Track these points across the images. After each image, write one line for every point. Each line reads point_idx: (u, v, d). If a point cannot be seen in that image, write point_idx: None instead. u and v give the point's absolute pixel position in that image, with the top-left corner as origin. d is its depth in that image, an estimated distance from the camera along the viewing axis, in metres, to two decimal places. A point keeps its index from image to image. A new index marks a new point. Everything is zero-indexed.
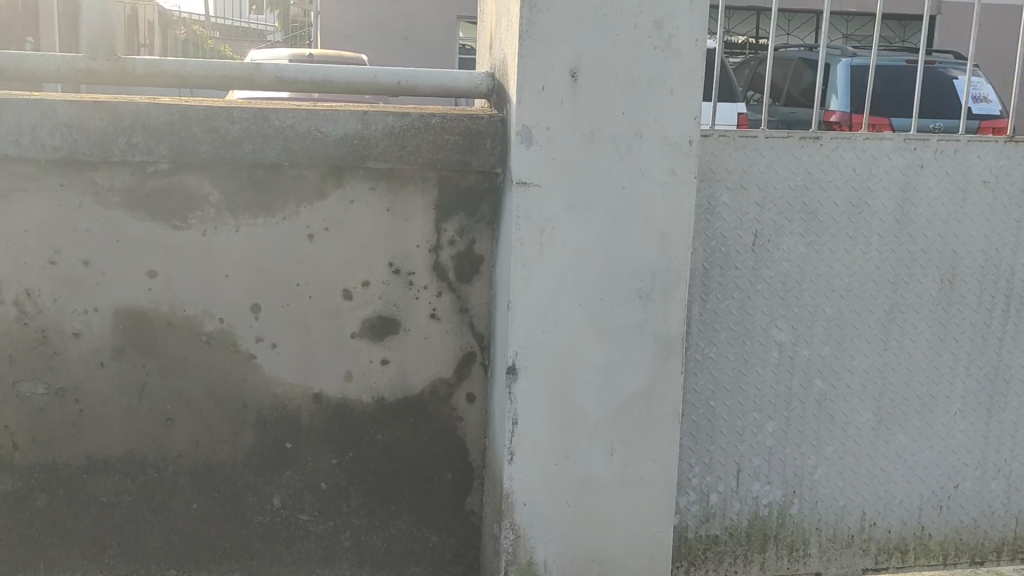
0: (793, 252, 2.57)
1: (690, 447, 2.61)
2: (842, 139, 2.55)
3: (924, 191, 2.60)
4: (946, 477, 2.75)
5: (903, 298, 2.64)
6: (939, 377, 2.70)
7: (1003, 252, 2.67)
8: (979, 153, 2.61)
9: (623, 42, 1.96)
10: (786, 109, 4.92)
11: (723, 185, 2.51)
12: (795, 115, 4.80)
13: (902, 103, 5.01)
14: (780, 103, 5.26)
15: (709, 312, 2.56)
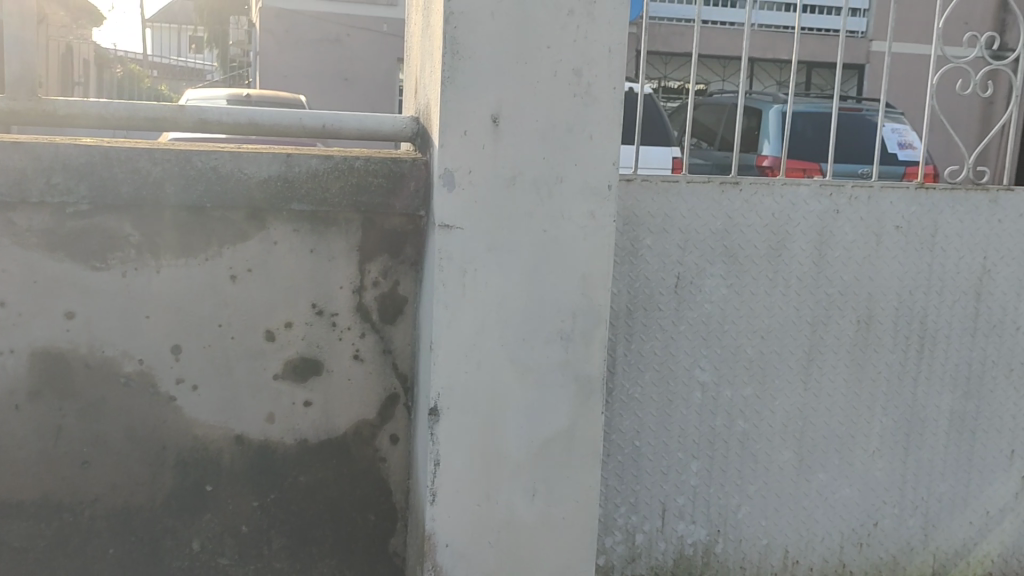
0: (714, 293, 2.63)
1: (615, 487, 2.63)
2: (760, 185, 2.62)
3: (840, 236, 2.68)
4: (865, 514, 2.81)
5: (822, 339, 2.71)
6: (857, 417, 2.77)
7: (916, 295, 2.76)
8: (892, 199, 2.70)
9: (543, 89, 2.01)
10: (719, 154, 5.03)
11: (647, 228, 2.57)
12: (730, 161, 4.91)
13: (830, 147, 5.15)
14: (712, 147, 5.35)
15: (633, 353, 2.60)
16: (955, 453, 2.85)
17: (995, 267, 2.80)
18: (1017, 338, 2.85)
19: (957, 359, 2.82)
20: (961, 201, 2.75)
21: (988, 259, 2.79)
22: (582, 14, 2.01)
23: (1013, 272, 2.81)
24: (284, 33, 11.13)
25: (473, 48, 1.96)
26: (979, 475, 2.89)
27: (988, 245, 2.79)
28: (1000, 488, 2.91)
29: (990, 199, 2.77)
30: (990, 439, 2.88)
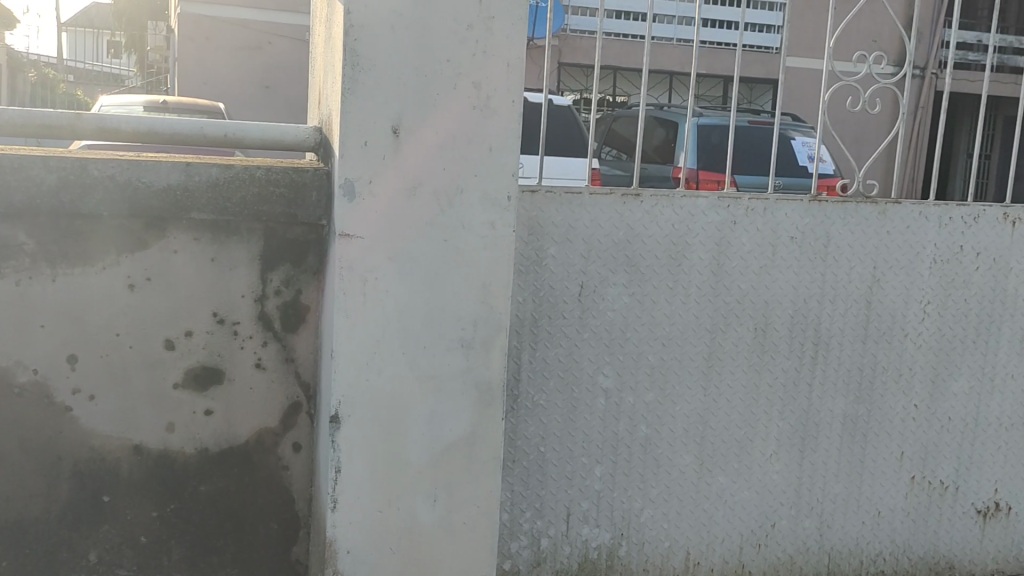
0: (617, 302, 2.69)
1: (521, 493, 2.67)
2: (660, 197, 2.70)
3: (737, 246, 2.77)
4: (763, 516, 2.91)
5: (721, 346, 2.80)
6: (755, 421, 2.86)
7: (810, 303, 2.86)
8: (786, 211, 2.80)
9: (443, 102, 2.05)
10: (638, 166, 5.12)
11: (551, 238, 2.62)
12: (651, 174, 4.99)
13: None
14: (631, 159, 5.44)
15: (538, 360, 2.65)
16: (848, 455, 2.97)
17: (884, 276, 2.92)
18: (906, 345, 2.97)
19: (849, 364, 2.93)
20: (851, 213, 2.86)
21: (878, 269, 2.91)
22: (481, 29, 2.05)
23: (901, 281, 2.94)
24: (203, 40, 10.97)
25: (373, 61, 1.99)
26: (871, 477, 3.00)
27: (878, 256, 2.90)
28: (891, 489, 3.03)
29: (879, 211, 2.89)
30: (882, 441, 3.00)
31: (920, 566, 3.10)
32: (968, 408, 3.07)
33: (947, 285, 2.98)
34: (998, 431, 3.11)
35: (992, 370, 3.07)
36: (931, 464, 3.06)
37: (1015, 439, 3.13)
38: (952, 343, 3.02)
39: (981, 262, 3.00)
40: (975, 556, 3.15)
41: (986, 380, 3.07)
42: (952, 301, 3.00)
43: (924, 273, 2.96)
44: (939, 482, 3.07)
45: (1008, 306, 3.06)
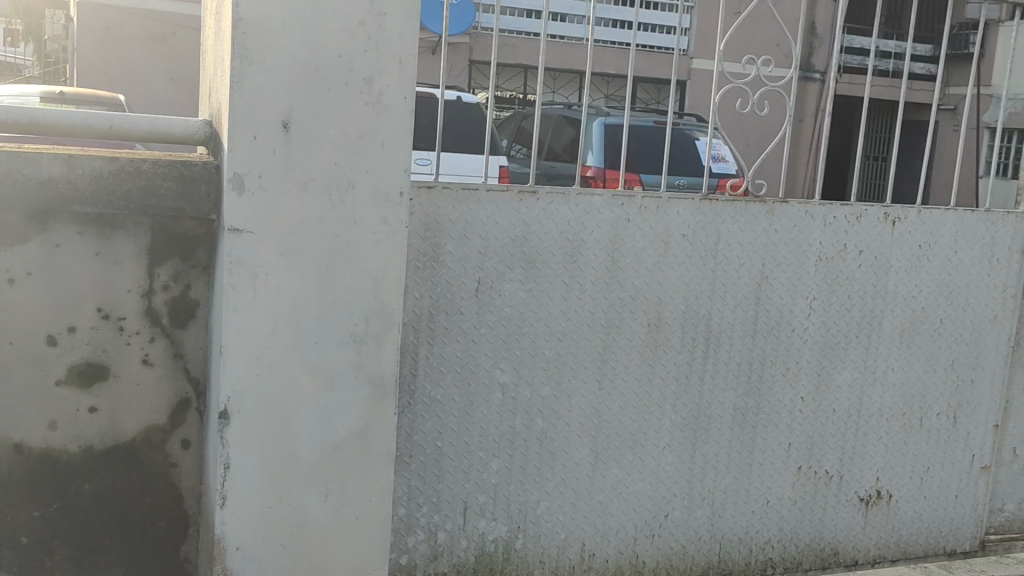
0: (514, 297, 2.72)
1: (418, 487, 2.68)
2: (556, 194, 2.73)
3: (631, 243, 2.84)
4: (656, 506, 2.99)
5: (615, 341, 2.85)
6: (649, 414, 2.93)
7: (701, 299, 2.94)
8: (678, 209, 2.87)
9: (334, 96, 2.05)
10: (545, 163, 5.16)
11: (447, 234, 2.63)
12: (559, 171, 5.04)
13: None
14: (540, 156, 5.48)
15: (435, 356, 2.66)
16: (737, 446, 3.07)
17: (772, 273, 3.02)
18: (793, 339, 3.08)
19: (739, 358, 3.02)
20: (741, 211, 2.95)
21: (766, 267, 3.01)
22: (372, 25, 2.06)
23: (788, 278, 3.04)
24: (103, 29, 10.65)
25: (262, 55, 1.98)
26: (760, 467, 3.11)
27: (766, 253, 3.00)
28: (779, 478, 3.14)
29: (768, 210, 2.99)
30: (770, 433, 3.10)
31: (807, 552, 3.22)
32: (850, 400, 3.20)
33: (832, 282, 3.10)
34: (878, 421, 3.25)
35: (873, 364, 3.21)
36: (816, 454, 3.18)
37: (894, 429, 3.28)
38: (836, 337, 3.14)
39: (863, 259, 3.13)
40: (858, 543, 3.29)
41: (868, 373, 3.21)
42: (836, 296, 3.12)
43: (810, 270, 3.07)
44: (824, 471, 3.20)
45: (888, 301, 3.19)
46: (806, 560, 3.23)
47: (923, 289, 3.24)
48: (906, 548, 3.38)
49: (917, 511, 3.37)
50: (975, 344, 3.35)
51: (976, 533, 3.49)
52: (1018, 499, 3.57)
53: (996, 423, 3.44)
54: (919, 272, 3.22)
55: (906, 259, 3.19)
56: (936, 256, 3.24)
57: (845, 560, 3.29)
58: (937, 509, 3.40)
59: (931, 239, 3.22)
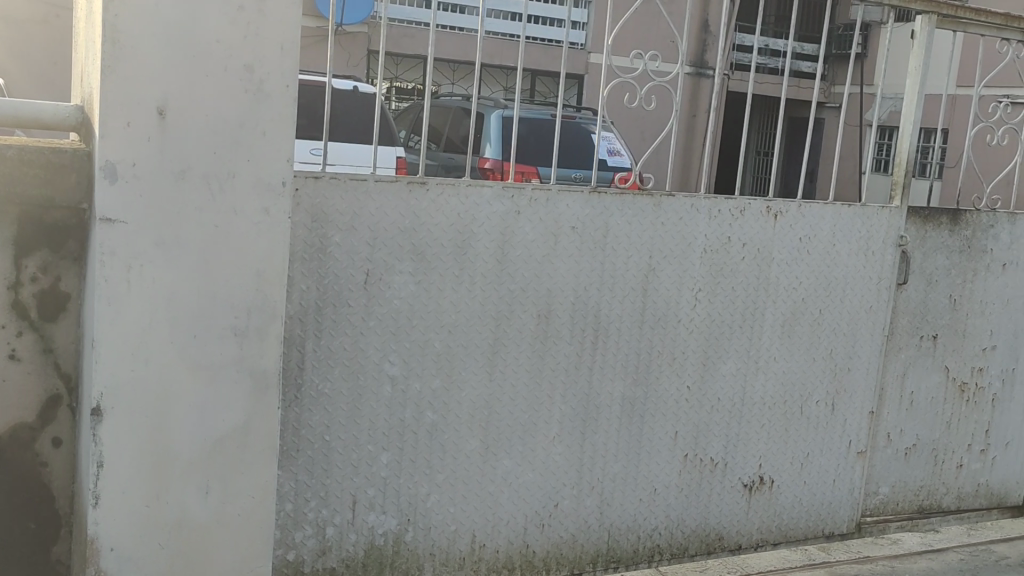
0: (403, 289, 2.69)
1: (305, 482, 2.64)
2: (446, 186, 2.70)
3: (521, 236, 2.83)
4: (546, 496, 3.01)
5: (505, 332, 2.86)
6: (538, 405, 2.95)
7: (590, 291, 2.97)
8: (568, 201, 2.89)
9: (212, 84, 2.00)
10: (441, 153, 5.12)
11: (335, 225, 2.57)
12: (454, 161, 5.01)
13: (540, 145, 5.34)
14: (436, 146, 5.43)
15: (322, 349, 2.61)
16: (625, 436, 3.12)
17: (659, 265, 3.07)
18: (679, 330, 3.14)
19: (626, 350, 3.07)
20: (629, 205, 2.99)
21: (653, 259, 3.06)
22: (253, 11, 2.02)
23: (674, 270, 3.10)
24: None
25: (136, 38, 1.91)
26: (647, 455, 3.16)
27: (653, 246, 3.05)
28: (665, 466, 3.21)
29: (655, 203, 3.03)
30: (658, 422, 3.16)
31: (692, 538, 3.32)
32: (734, 389, 3.28)
33: (716, 274, 3.17)
34: (761, 409, 3.35)
35: (756, 354, 3.30)
36: (702, 442, 3.26)
37: (776, 417, 3.39)
38: (721, 328, 3.22)
39: (746, 252, 3.21)
40: (741, 527, 3.40)
41: (751, 362, 3.30)
42: (721, 288, 3.19)
43: (695, 262, 3.13)
44: (709, 459, 3.28)
45: (770, 293, 3.29)
46: (691, 546, 3.32)
47: (803, 280, 3.34)
48: (787, 532, 3.50)
49: (797, 496, 3.49)
50: (852, 334, 3.48)
51: (852, 515, 3.64)
52: (892, 482, 3.72)
53: (872, 410, 3.58)
54: (800, 264, 3.32)
55: (788, 251, 3.29)
56: (816, 248, 3.35)
57: (729, 545, 3.40)
58: (816, 493, 3.53)
59: (811, 232, 3.33)
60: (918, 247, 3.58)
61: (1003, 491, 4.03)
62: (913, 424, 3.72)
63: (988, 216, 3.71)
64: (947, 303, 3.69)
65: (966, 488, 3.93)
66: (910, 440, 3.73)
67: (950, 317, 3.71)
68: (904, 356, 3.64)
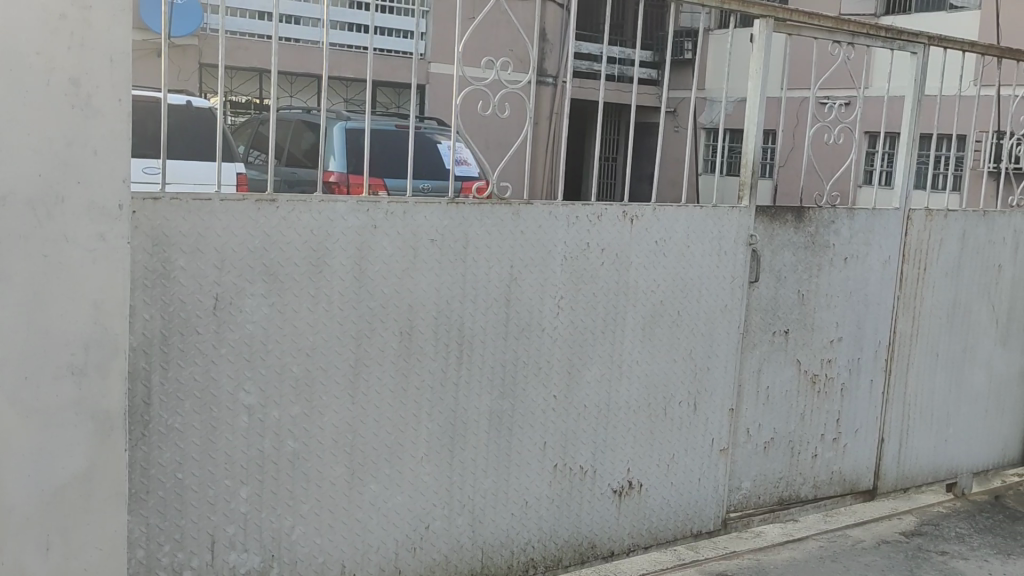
0: (256, 313, 2.54)
1: (158, 526, 2.46)
2: (297, 202, 2.56)
3: (378, 250, 2.72)
4: (417, 518, 2.92)
5: (367, 352, 2.74)
6: (404, 424, 2.85)
7: (452, 304, 2.89)
8: (425, 213, 2.80)
9: (35, 99, 1.91)
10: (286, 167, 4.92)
11: (178, 248, 2.40)
12: (299, 175, 4.82)
13: None
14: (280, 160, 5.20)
15: (171, 381, 2.43)
16: (494, 449, 3.05)
17: (521, 275, 3.03)
18: (543, 339, 3.11)
19: (491, 362, 3.00)
20: (487, 214, 2.93)
21: (514, 269, 3.01)
22: (76, 19, 1.94)
23: (535, 279, 3.06)
24: None
25: None
26: (517, 469, 3.11)
27: (513, 256, 3.00)
28: (536, 478, 3.16)
29: (513, 211, 2.99)
30: (525, 435, 3.11)
31: (565, 549, 3.28)
32: (600, 395, 3.27)
33: (577, 281, 3.16)
34: (627, 414, 3.36)
35: (618, 359, 3.30)
36: (570, 451, 3.23)
37: (642, 421, 3.40)
38: (584, 334, 3.20)
39: (605, 257, 3.21)
40: (613, 534, 3.39)
41: (615, 367, 3.30)
42: (582, 293, 3.17)
43: (556, 270, 3.10)
44: (579, 467, 3.26)
45: (629, 297, 3.29)
46: (565, 556, 3.29)
47: (661, 283, 3.37)
48: (656, 534, 3.53)
49: (665, 497, 3.52)
50: (710, 333, 3.53)
51: (718, 512, 3.70)
52: (753, 476, 3.80)
53: (731, 407, 3.66)
54: (656, 267, 3.34)
55: (645, 255, 3.31)
56: (671, 250, 3.38)
57: (602, 552, 3.38)
58: (683, 493, 3.57)
59: (666, 235, 3.36)
60: (766, 245, 3.67)
61: (855, 476, 4.19)
62: (769, 418, 3.81)
63: (829, 212, 3.85)
64: (796, 299, 3.81)
65: (821, 476, 4.05)
66: (768, 433, 3.82)
67: (799, 312, 3.83)
68: (758, 352, 3.73)
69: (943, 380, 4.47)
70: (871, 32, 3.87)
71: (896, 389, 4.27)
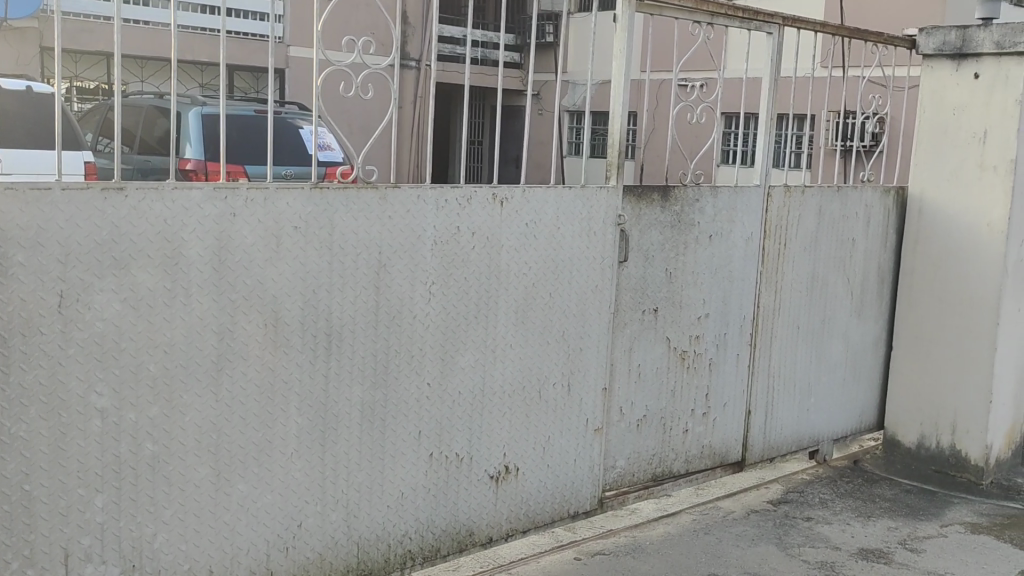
0: (106, 310, 2.37)
1: (4, 541, 2.28)
2: (148, 190, 2.41)
3: (238, 239, 2.59)
4: (288, 518, 2.81)
5: (229, 347, 2.61)
6: (272, 421, 2.73)
7: (319, 293, 2.79)
8: (288, 200, 2.68)
9: None
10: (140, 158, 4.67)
11: (16, 242, 2.22)
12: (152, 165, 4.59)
13: (253, 152, 4.96)
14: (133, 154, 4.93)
15: (12, 386, 2.25)
16: (367, 442, 2.97)
17: (389, 261, 2.94)
18: (415, 326, 3.04)
19: (362, 352, 2.92)
20: (353, 199, 2.82)
21: (383, 255, 2.92)
22: None
23: (405, 265, 2.98)
24: None
25: None
26: (392, 460, 3.04)
27: (382, 242, 2.91)
28: (411, 468, 3.10)
29: (380, 196, 2.89)
30: (398, 426, 3.04)
31: (443, 538, 3.23)
32: (474, 381, 3.23)
33: (448, 265, 3.09)
34: (502, 398, 3.32)
35: (492, 343, 3.26)
36: (446, 439, 3.18)
37: (517, 405, 3.37)
38: (456, 320, 3.15)
39: (476, 241, 3.16)
40: (491, 520, 3.36)
41: (489, 352, 3.26)
42: (453, 279, 3.12)
43: (426, 255, 3.03)
44: (454, 455, 3.21)
45: (502, 281, 3.26)
46: (443, 546, 3.24)
47: (533, 266, 3.34)
48: (534, 517, 3.52)
49: (542, 480, 3.51)
50: (581, 315, 3.54)
51: (594, 492, 3.71)
52: (627, 455, 3.84)
53: (604, 387, 3.67)
54: (528, 250, 3.32)
55: (516, 237, 3.27)
56: (542, 232, 3.36)
57: (480, 539, 3.34)
58: (559, 475, 3.57)
59: (536, 218, 3.33)
60: (634, 225, 3.70)
61: (724, 449, 4.28)
62: (641, 396, 3.85)
63: (693, 191, 3.90)
64: (663, 277, 3.85)
65: (692, 451, 4.12)
66: (640, 411, 3.86)
67: (667, 290, 3.88)
68: (629, 331, 3.75)
69: (804, 352, 4.62)
70: (729, 13, 3.93)
71: (761, 362, 4.38)
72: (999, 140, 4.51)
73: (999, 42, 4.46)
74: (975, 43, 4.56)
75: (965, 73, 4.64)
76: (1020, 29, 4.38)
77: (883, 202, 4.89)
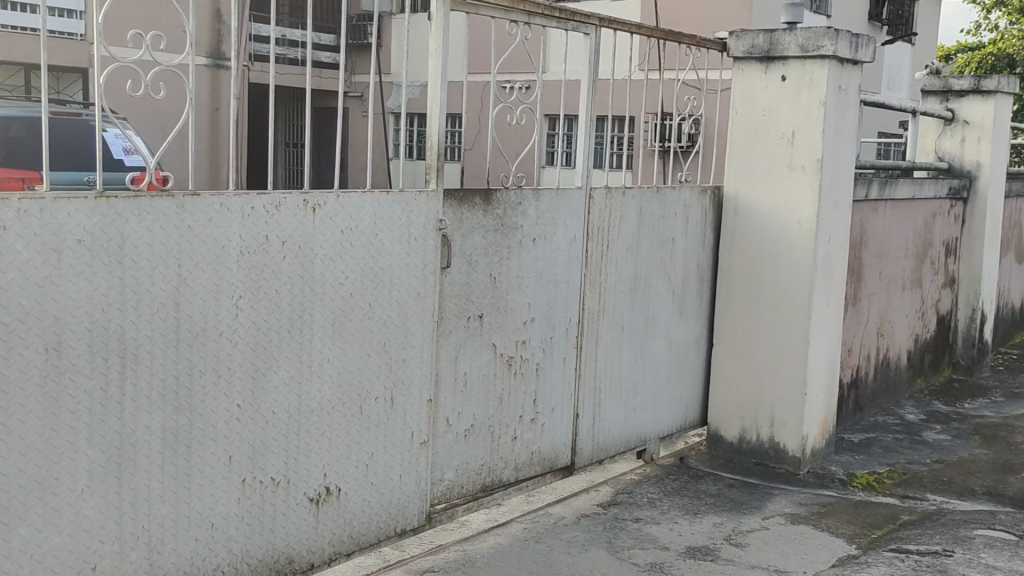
0: None
1: None
2: None
3: (10, 256, 2.31)
4: (82, 561, 2.54)
5: (3, 376, 2.32)
6: (59, 456, 2.46)
7: (110, 312, 2.53)
8: (70, 209, 2.41)
9: None
10: None
11: None
12: None
13: None
14: None
15: None
16: (170, 472, 2.73)
17: (190, 275, 2.71)
18: (222, 344, 2.82)
19: (162, 375, 2.67)
20: (146, 209, 2.58)
21: (183, 270, 2.69)
22: None
23: (209, 279, 2.76)
24: None
25: None
26: (199, 490, 2.81)
27: (181, 255, 2.68)
28: (221, 498, 2.87)
29: (177, 205, 2.65)
30: (206, 453, 2.81)
31: (260, 569, 3.02)
32: (290, 399, 3.03)
33: (256, 278, 2.89)
34: (322, 415, 3.14)
35: (308, 359, 3.07)
36: (260, 463, 2.97)
37: (337, 422, 3.20)
38: (268, 336, 2.95)
39: (287, 251, 2.97)
40: (312, 545, 3.17)
41: (305, 368, 3.07)
42: (262, 292, 2.91)
43: (232, 269, 2.82)
44: (270, 479, 3.00)
45: (316, 292, 3.08)
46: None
47: (350, 276, 3.18)
48: (358, 539, 3.35)
49: (365, 499, 3.35)
50: (403, 325, 3.39)
51: (421, 508, 3.59)
52: (455, 466, 3.73)
53: (429, 399, 3.55)
54: (344, 258, 3.15)
55: (330, 247, 3.10)
56: (358, 240, 3.19)
57: (301, 566, 3.15)
58: (385, 492, 3.42)
59: (352, 224, 3.17)
60: (455, 230, 3.58)
61: (553, 454, 4.23)
62: (469, 406, 3.75)
63: (515, 194, 3.83)
64: (487, 282, 3.76)
65: (522, 458, 4.05)
66: (468, 422, 3.75)
67: (491, 296, 3.79)
68: (454, 339, 3.65)
69: (628, 353, 4.64)
70: (546, 12, 3.88)
71: (587, 365, 4.37)
72: (806, 141, 4.67)
73: (803, 46, 4.62)
74: (782, 47, 4.71)
75: (774, 76, 4.78)
76: (822, 33, 4.55)
77: (700, 202, 4.98)
